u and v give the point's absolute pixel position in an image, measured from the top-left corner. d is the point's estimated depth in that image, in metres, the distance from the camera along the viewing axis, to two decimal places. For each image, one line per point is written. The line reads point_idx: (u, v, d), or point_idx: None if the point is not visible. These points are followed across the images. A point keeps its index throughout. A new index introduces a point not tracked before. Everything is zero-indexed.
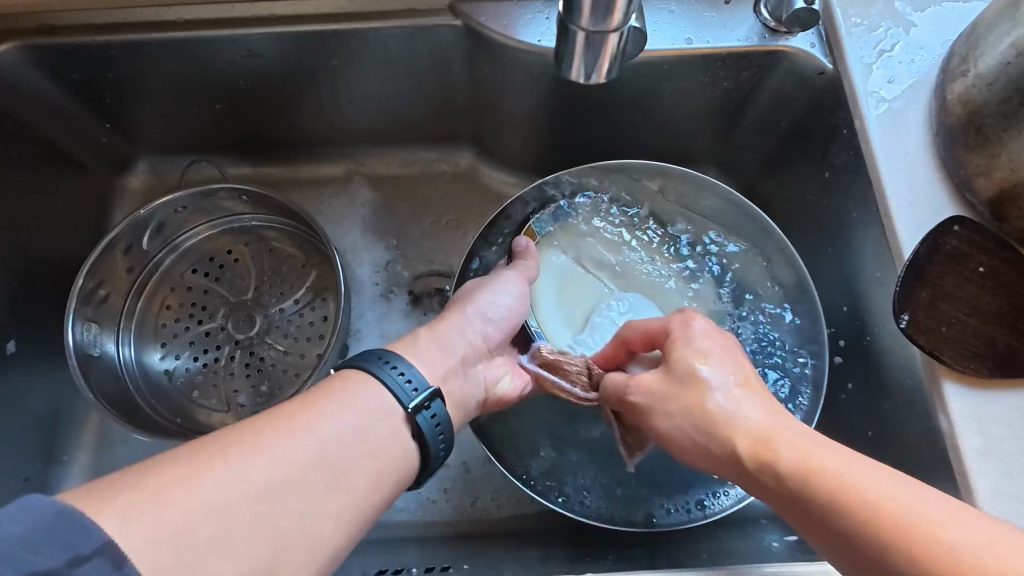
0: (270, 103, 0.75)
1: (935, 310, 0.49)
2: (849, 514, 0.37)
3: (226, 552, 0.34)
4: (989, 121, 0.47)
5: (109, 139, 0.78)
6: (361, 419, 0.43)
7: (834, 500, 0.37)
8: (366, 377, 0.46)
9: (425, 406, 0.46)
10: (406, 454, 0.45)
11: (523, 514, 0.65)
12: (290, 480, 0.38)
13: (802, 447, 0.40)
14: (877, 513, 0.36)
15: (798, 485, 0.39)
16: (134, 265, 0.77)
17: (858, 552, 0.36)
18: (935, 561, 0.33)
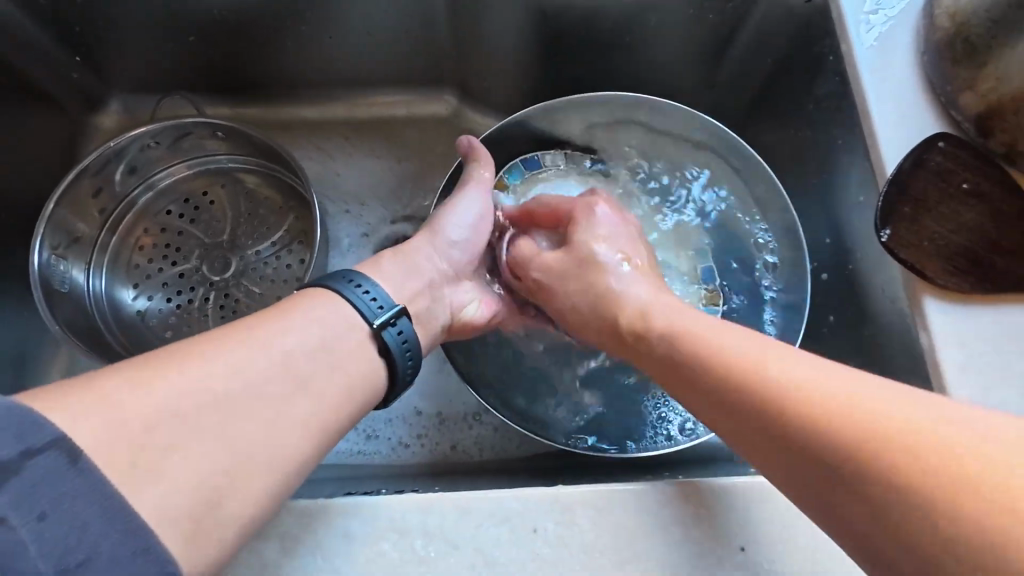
0: (247, 36, 0.73)
1: (919, 223, 0.48)
2: (738, 389, 0.37)
3: (191, 448, 0.34)
4: (978, 31, 0.45)
5: (80, 73, 0.75)
6: (327, 330, 0.41)
7: (764, 404, 0.36)
8: (332, 292, 0.44)
9: (391, 323, 0.44)
10: (373, 370, 0.43)
11: (504, 450, 0.65)
12: (255, 382, 0.37)
13: (726, 343, 0.41)
14: (796, 397, 0.34)
15: (727, 392, 0.38)
16: (107, 205, 0.75)
17: (746, 424, 0.37)
18: (853, 444, 0.31)
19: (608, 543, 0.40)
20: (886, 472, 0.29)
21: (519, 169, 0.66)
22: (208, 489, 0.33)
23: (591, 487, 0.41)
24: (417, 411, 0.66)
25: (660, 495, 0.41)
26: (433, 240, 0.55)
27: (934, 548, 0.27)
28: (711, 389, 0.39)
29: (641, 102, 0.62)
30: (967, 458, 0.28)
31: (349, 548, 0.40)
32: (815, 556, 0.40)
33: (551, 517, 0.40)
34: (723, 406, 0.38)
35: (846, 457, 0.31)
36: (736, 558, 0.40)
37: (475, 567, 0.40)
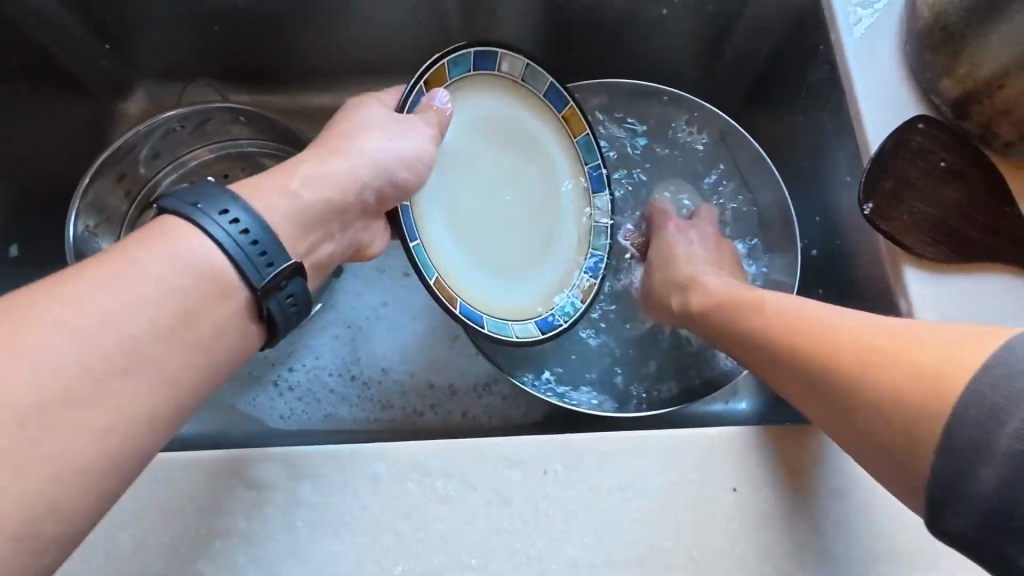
0: (268, 25, 0.76)
1: (899, 198, 0.52)
2: (754, 324, 0.48)
3: (35, 456, 0.31)
4: (954, 19, 0.49)
5: (108, 61, 0.79)
6: (179, 303, 0.36)
7: (769, 335, 0.46)
8: (193, 235, 0.38)
9: (280, 286, 0.41)
10: (246, 336, 0.41)
11: (512, 416, 0.69)
12: (81, 379, 0.33)
13: (752, 293, 0.51)
14: (793, 329, 0.44)
15: (744, 329, 0.48)
16: (132, 186, 0.78)
17: (760, 354, 0.47)
18: (835, 361, 0.40)
19: (611, 483, 0.44)
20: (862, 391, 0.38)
21: (470, 62, 0.55)
22: (63, 500, 0.32)
23: (598, 434, 0.45)
24: (430, 382, 0.69)
25: (661, 442, 0.45)
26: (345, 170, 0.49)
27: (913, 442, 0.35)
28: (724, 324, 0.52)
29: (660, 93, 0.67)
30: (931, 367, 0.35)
31: (374, 487, 0.44)
32: (802, 496, 0.44)
33: (559, 461, 0.44)
34: (744, 344, 0.48)
35: (828, 371, 0.40)
36: (729, 496, 0.44)
37: (489, 503, 0.44)
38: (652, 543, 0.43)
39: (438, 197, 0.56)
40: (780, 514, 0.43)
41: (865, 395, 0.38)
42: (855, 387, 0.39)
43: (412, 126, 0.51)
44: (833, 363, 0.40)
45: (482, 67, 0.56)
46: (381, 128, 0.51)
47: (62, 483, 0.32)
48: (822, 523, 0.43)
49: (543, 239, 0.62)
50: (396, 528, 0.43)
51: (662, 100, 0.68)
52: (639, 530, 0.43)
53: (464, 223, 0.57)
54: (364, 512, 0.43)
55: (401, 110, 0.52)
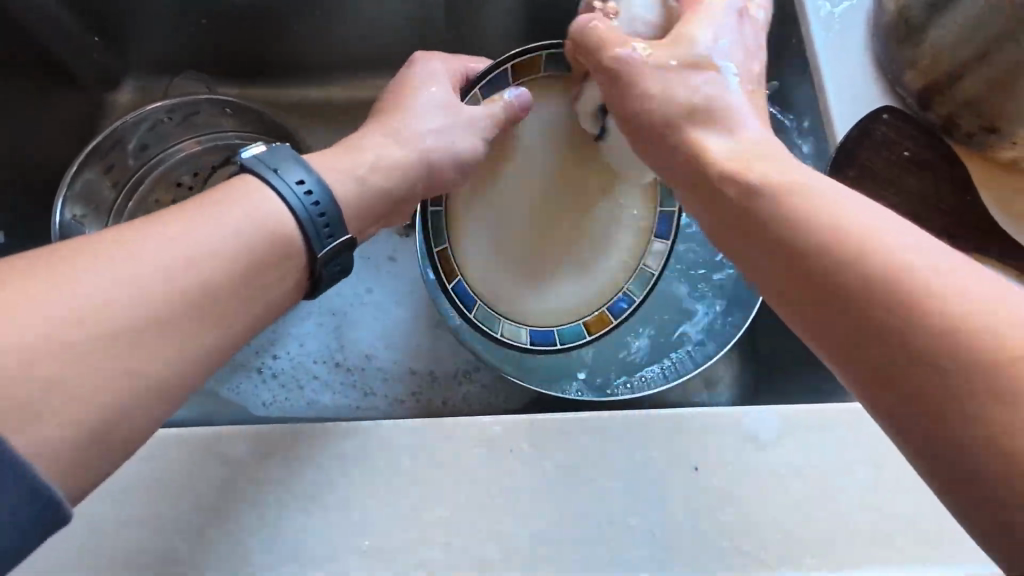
0: (256, 16, 0.76)
1: (864, 186, 0.55)
2: (802, 228, 0.34)
3: (92, 384, 0.32)
4: (915, 13, 0.50)
5: (99, 53, 0.78)
6: (249, 255, 0.39)
7: (833, 252, 0.32)
8: (264, 191, 0.41)
9: (333, 255, 0.44)
10: (290, 291, 0.43)
11: (492, 403, 0.69)
12: (160, 310, 0.34)
13: (792, 182, 0.37)
14: (873, 256, 0.31)
15: (786, 232, 0.35)
16: (120, 178, 0.79)
17: (802, 274, 0.34)
18: (936, 317, 0.29)
19: (578, 462, 0.45)
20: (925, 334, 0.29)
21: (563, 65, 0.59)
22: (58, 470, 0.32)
23: (566, 415, 0.46)
24: (412, 370, 0.70)
25: (626, 423, 0.46)
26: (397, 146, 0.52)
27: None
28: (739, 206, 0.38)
29: None
30: None
31: (346, 466, 0.45)
32: (763, 477, 0.45)
33: (526, 440, 0.45)
34: (777, 251, 0.35)
35: (926, 327, 0.29)
36: (690, 476, 0.45)
37: (457, 481, 0.45)
38: (616, 521, 0.44)
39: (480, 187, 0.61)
40: (744, 493, 0.44)
41: (933, 342, 0.28)
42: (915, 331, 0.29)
43: (476, 116, 0.55)
44: (886, 293, 0.30)
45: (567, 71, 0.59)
46: (442, 113, 0.55)
47: (114, 411, 0.33)
48: (782, 502, 0.44)
49: (584, 265, 0.63)
50: (366, 504, 0.44)
51: None
52: (602, 509, 0.44)
53: (494, 214, 0.61)
54: (334, 488, 0.44)
55: (470, 95, 0.58)
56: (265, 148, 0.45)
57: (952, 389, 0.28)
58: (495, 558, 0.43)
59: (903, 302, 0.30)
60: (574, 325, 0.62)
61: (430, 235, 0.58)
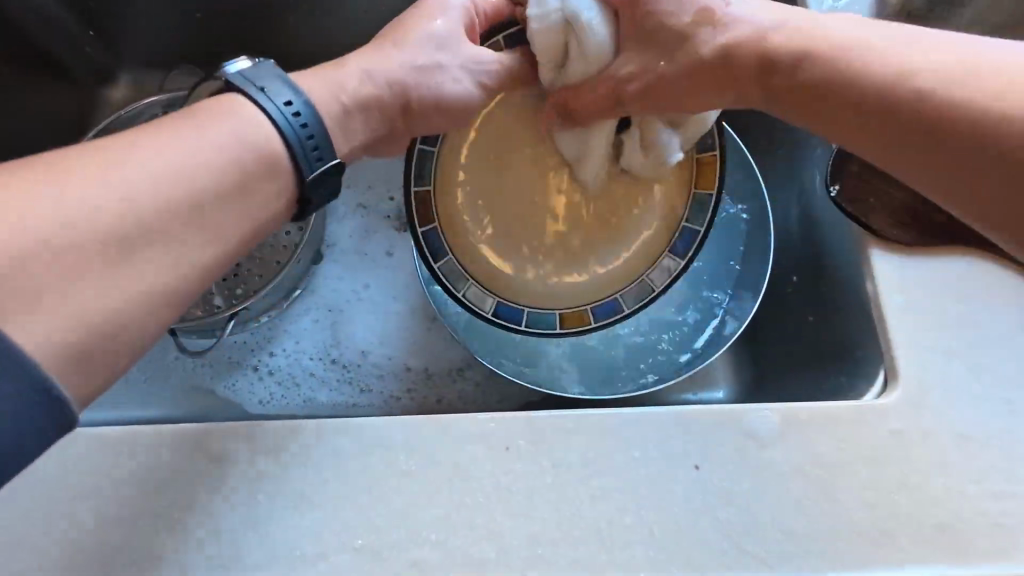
0: (251, 11, 0.75)
1: (869, 180, 0.54)
2: (877, 82, 0.39)
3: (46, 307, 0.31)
4: (918, 6, 0.50)
5: (92, 47, 0.77)
6: (236, 168, 0.39)
7: (912, 92, 0.38)
8: (250, 111, 0.41)
9: (319, 180, 0.43)
10: (278, 206, 0.42)
11: (490, 401, 0.68)
12: (151, 221, 0.35)
13: (851, 41, 0.41)
14: (950, 85, 0.37)
15: (864, 88, 0.40)
16: None
17: (889, 117, 0.39)
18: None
19: (575, 460, 0.44)
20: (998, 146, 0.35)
21: None
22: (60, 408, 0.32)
23: (564, 413, 0.45)
24: (408, 365, 0.69)
25: (625, 420, 0.45)
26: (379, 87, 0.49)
27: None
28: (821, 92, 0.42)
29: None
30: None
31: (337, 463, 0.44)
32: (764, 475, 0.44)
33: (521, 438, 0.44)
34: (861, 109, 0.40)
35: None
36: (690, 474, 0.44)
37: (452, 478, 0.44)
38: (614, 520, 0.43)
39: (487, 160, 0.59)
40: (742, 493, 0.43)
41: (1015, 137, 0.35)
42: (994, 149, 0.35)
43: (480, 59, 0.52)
44: (975, 109, 0.36)
45: None
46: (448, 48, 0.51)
47: (106, 323, 0.33)
48: (782, 499, 0.43)
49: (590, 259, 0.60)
50: (357, 501, 0.43)
51: None
52: (598, 507, 0.43)
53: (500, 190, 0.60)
54: (325, 486, 0.43)
55: (490, 39, 0.55)
56: (252, 64, 0.43)
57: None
58: (490, 557, 0.42)
59: (981, 112, 0.36)
60: (549, 314, 0.58)
61: (413, 173, 0.58)
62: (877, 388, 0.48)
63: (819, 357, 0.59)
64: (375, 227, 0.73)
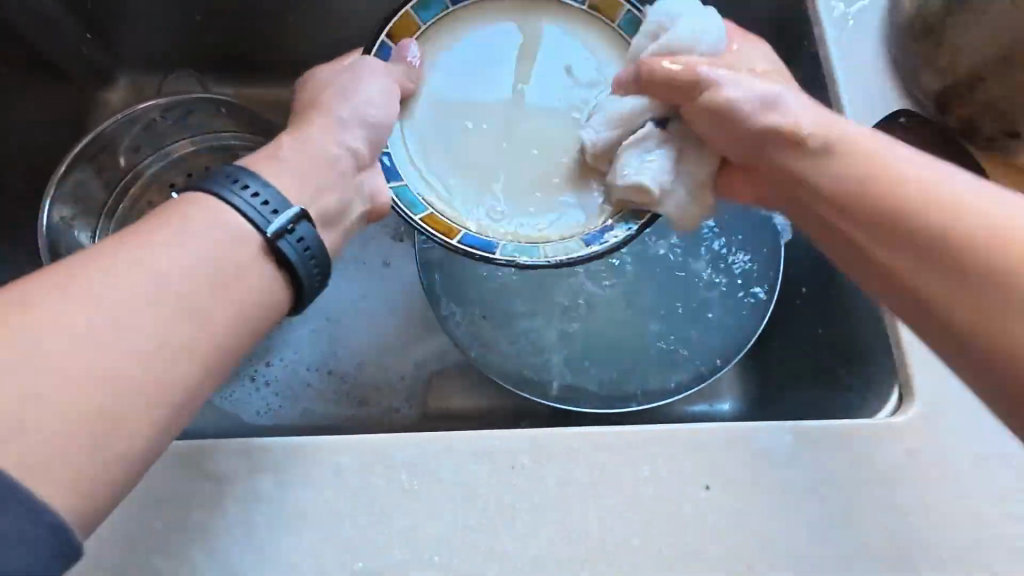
0: (253, 14, 0.74)
1: None
2: (859, 178, 0.37)
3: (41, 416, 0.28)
4: (935, 11, 0.48)
5: (91, 49, 0.75)
6: (205, 248, 0.34)
7: (891, 189, 0.36)
8: (210, 203, 0.35)
9: (289, 231, 0.36)
10: (266, 284, 0.36)
11: (494, 411, 0.67)
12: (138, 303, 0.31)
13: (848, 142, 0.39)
14: (925, 209, 0.34)
15: (840, 186, 0.38)
16: (111, 179, 0.72)
17: (857, 211, 0.37)
18: (981, 241, 0.32)
19: (581, 478, 0.43)
20: (989, 255, 0.32)
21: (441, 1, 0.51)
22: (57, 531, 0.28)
23: (568, 430, 0.44)
24: (407, 373, 0.68)
25: (632, 438, 0.44)
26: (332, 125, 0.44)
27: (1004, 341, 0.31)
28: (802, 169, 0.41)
29: None
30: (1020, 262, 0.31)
31: (337, 481, 0.43)
32: (776, 495, 0.43)
33: (527, 455, 0.43)
34: (835, 204, 0.39)
35: (985, 245, 0.32)
36: (700, 495, 0.43)
37: (456, 498, 0.42)
38: (621, 542, 0.41)
39: (450, 94, 0.52)
40: (753, 514, 0.42)
41: (968, 246, 0.32)
42: (956, 267, 0.33)
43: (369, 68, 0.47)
44: (936, 219, 0.34)
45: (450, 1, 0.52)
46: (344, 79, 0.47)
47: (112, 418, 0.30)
48: (795, 521, 0.42)
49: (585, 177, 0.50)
50: (357, 520, 0.42)
51: None
52: (606, 528, 0.42)
53: (463, 124, 0.52)
54: (325, 505, 0.42)
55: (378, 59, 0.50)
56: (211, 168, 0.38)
57: (969, 265, 0.32)
58: None
59: (937, 222, 0.34)
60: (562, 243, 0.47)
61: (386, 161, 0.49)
62: (890, 405, 0.47)
63: (828, 370, 0.58)
64: (373, 234, 0.71)
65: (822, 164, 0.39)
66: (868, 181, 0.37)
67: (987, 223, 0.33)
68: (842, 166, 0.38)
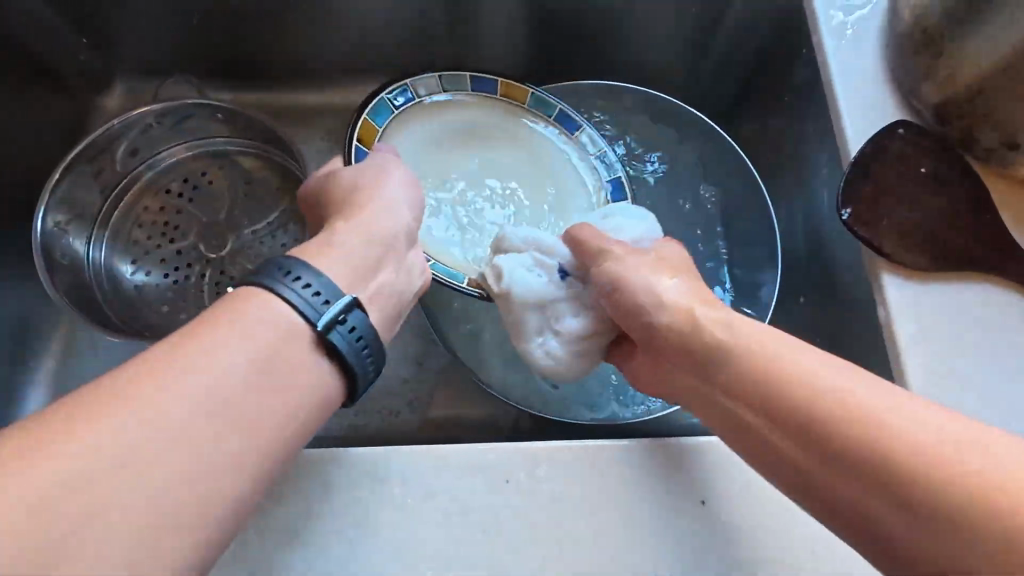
0: (249, 20, 0.73)
1: (882, 202, 0.51)
2: (751, 373, 0.38)
3: (123, 511, 0.28)
4: (933, 22, 0.48)
5: (89, 55, 0.75)
6: (262, 348, 0.34)
7: (782, 384, 0.36)
8: (261, 299, 0.36)
9: (340, 321, 0.37)
10: (322, 378, 0.36)
11: (495, 419, 0.66)
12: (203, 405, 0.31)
13: (739, 332, 0.40)
14: (820, 405, 0.35)
15: (738, 375, 0.38)
16: (107, 184, 0.71)
17: (760, 413, 0.37)
18: (878, 439, 0.32)
19: (579, 491, 0.43)
20: (876, 460, 0.32)
21: (389, 107, 0.54)
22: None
23: (563, 444, 0.44)
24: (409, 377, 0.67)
25: (628, 453, 0.44)
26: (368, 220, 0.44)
27: (939, 536, 0.30)
28: (674, 337, 0.42)
29: (665, 105, 0.67)
30: (935, 451, 0.31)
31: (335, 493, 0.42)
32: (778, 507, 0.42)
33: (522, 470, 0.43)
34: (734, 402, 0.39)
35: (875, 447, 0.32)
36: (696, 509, 0.42)
37: (449, 513, 0.42)
38: (617, 558, 0.41)
39: (418, 152, 0.57)
40: (755, 527, 0.42)
41: (864, 446, 0.33)
42: (868, 467, 0.32)
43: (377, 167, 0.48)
44: (835, 423, 0.34)
45: (399, 103, 0.55)
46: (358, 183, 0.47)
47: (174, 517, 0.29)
48: (797, 536, 0.42)
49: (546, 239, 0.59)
50: (350, 537, 0.41)
51: (669, 112, 0.67)
52: (601, 544, 0.41)
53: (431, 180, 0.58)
54: (323, 519, 0.42)
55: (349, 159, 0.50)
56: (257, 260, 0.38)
57: (875, 467, 0.32)
58: None
59: (834, 425, 0.34)
60: None
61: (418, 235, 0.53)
62: None
63: None
64: None
65: (720, 354, 0.40)
66: (752, 379, 0.38)
67: (888, 418, 0.33)
68: (738, 357, 0.39)
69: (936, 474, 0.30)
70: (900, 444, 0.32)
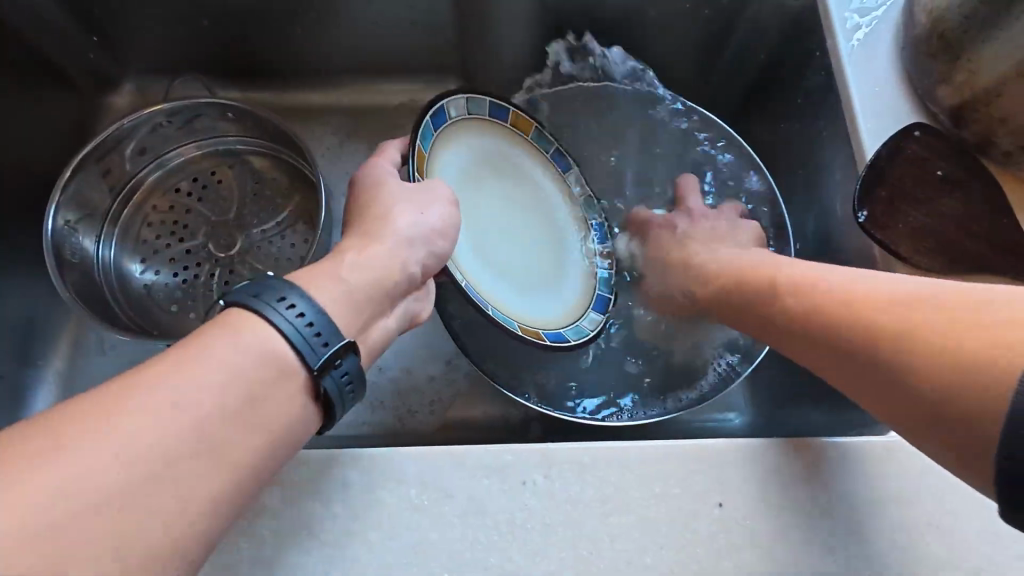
0: (259, 20, 0.73)
1: (897, 206, 0.51)
2: (820, 303, 0.44)
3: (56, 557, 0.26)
4: (951, 26, 0.48)
5: (98, 55, 0.75)
6: (246, 384, 0.33)
7: (846, 305, 0.42)
8: (256, 325, 0.34)
9: (335, 363, 0.36)
10: (302, 418, 0.36)
11: (506, 420, 0.66)
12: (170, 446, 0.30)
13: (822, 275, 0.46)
14: (872, 312, 0.40)
15: (809, 306, 0.45)
16: (115, 183, 0.70)
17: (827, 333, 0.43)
18: (918, 326, 0.37)
19: (594, 494, 0.42)
20: (921, 343, 0.37)
21: (431, 127, 0.50)
22: None
23: (581, 445, 0.43)
24: (431, 374, 0.67)
25: (645, 455, 0.43)
26: (391, 255, 0.44)
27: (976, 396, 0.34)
28: (774, 300, 0.47)
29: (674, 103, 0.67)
30: (966, 325, 0.35)
31: (352, 493, 0.42)
32: (798, 510, 0.42)
33: (540, 472, 0.43)
34: (809, 331, 0.44)
35: (916, 337, 0.37)
36: (715, 512, 0.42)
37: (466, 514, 0.42)
38: (633, 560, 0.41)
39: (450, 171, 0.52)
40: (775, 528, 0.42)
41: (910, 339, 0.37)
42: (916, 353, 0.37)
43: (415, 198, 0.46)
44: (882, 321, 0.39)
45: (439, 124, 0.51)
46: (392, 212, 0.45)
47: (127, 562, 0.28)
48: (815, 537, 0.42)
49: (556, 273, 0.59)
50: (366, 536, 0.41)
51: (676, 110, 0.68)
52: (617, 547, 0.41)
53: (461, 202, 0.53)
54: (340, 519, 0.42)
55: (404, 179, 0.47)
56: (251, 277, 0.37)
57: (920, 349, 0.37)
58: None
59: (884, 324, 0.39)
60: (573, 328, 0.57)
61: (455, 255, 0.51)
62: None
63: None
64: None
65: (803, 294, 0.46)
66: (820, 305, 0.44)
67: (931, 309, 0.37)
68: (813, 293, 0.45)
69: (972, 343, 0.35)
70: (942, 324, 0.36)
